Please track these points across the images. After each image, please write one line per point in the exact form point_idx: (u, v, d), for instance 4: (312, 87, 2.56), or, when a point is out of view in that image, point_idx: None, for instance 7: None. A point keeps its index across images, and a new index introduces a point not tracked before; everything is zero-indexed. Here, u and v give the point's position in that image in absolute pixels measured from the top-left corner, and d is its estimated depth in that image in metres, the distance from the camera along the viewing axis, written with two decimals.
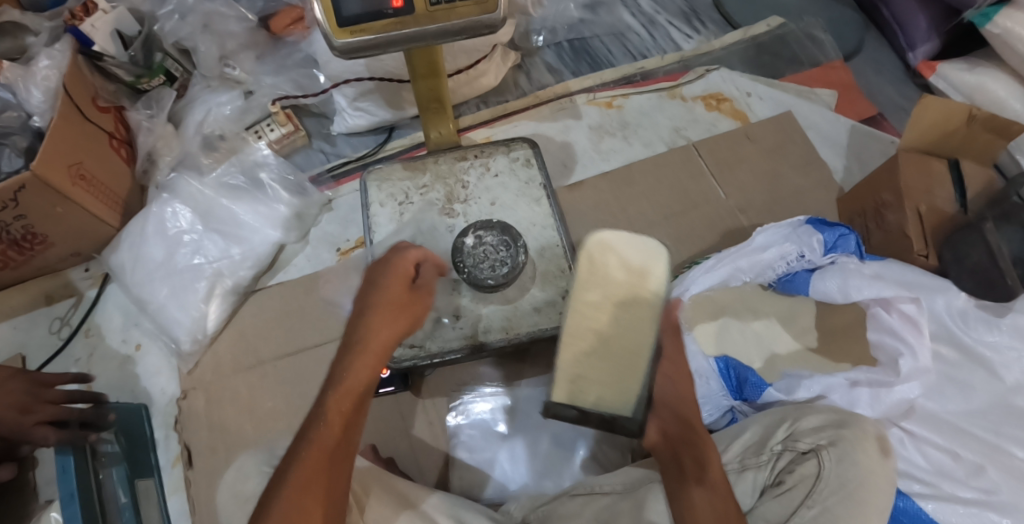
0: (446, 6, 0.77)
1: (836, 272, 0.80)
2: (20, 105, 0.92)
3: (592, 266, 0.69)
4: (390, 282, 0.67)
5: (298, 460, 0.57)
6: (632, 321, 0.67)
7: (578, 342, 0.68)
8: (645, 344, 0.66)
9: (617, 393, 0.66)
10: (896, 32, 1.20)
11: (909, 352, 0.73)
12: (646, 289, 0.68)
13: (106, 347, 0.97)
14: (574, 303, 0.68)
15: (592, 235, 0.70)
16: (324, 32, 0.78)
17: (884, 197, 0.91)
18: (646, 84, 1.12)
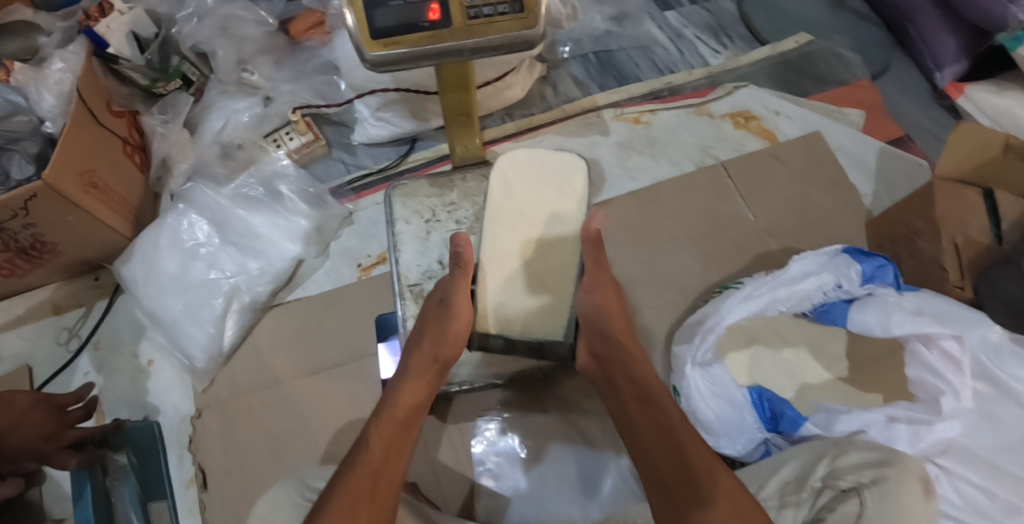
0: (484, 20, 0.73)
1: (876, 306, 0.79)
2: (31, 109, 0.86)
3: (516, 193, 0.77)
4: (429, 315, 0.73)
5: (345, 481, 0.60)
6: (551, 242, 0.76)
7: (500, 265, 0.75)
8: (564, 263, 0.75)
9: (531, 312, 0.74)
10: (922, 52, 1.13)
11: (951, 392, 0.72)
12: (563, 205, 0.76)
13: (116, 361, 0.93)
14: (501, 231, 0.76)
15: (501, 166, 0.78)
16: (355, 44, 0.74)
17: (917, 224, 0.89)
18: (673, 100, 1.10)
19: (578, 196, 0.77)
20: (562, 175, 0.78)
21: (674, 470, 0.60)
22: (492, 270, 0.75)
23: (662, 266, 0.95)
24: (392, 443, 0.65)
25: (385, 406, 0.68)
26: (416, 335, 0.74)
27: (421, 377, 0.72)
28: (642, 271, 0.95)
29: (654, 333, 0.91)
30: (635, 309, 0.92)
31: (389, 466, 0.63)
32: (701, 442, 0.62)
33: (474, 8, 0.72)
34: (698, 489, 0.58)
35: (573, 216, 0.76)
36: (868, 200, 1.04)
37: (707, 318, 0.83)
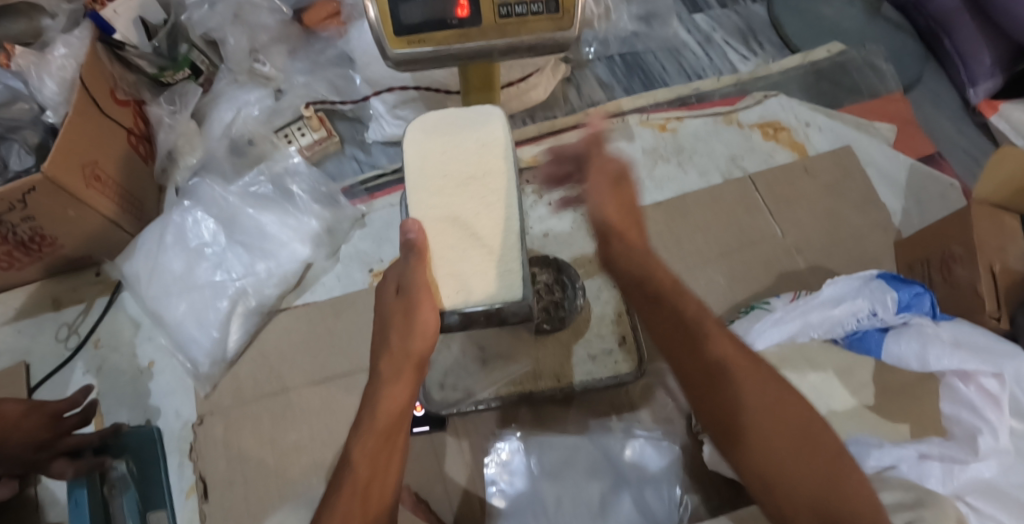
0: (517, 20, 0.69)
1: (913, 336, 0.75)
2: (32, 95, 0.82)
3: (432, 154, 0.61)
4: (389, 309, 0.60)
5: (330, 512, 0.52)
6: (483, 198, 0.60)
7: (440, 233, 0.59)
8: (507, 218, 0.60)
9: (484, 277, 0.57)
10: (956, 66, 1.10)
11: (988, 430, 0.68)
12: (489, 159, 0.61)
13: (117, 360, 0.90)
14: (424, 198, 0.60)
15: (410, 132, 0.63)
16: (377, 39, 0.69)
17: (953, 249, 0.86)
18: (702, 107, 1.06)
19: (503, 145, 0.62)
20: (476, 125, 0.63)
21: (709, 380, 0.51)
22: (435, 241, 0.59)
23: (687, 282, 0.92)
24: (382, 456, 0.56)
25: (365, 418, 0.58)
26: (379, 336, 0.61)
27: (400, 377, 0.59)
28: None
29: None
30: None
31: (378, 482, 0.55)
32: (730, 341, 0.53)
33: (506, 7, 0.68)
34: (741, 402, 0.49)
35: (505, 168, 0.61)
36: (897, 218, 1.00)
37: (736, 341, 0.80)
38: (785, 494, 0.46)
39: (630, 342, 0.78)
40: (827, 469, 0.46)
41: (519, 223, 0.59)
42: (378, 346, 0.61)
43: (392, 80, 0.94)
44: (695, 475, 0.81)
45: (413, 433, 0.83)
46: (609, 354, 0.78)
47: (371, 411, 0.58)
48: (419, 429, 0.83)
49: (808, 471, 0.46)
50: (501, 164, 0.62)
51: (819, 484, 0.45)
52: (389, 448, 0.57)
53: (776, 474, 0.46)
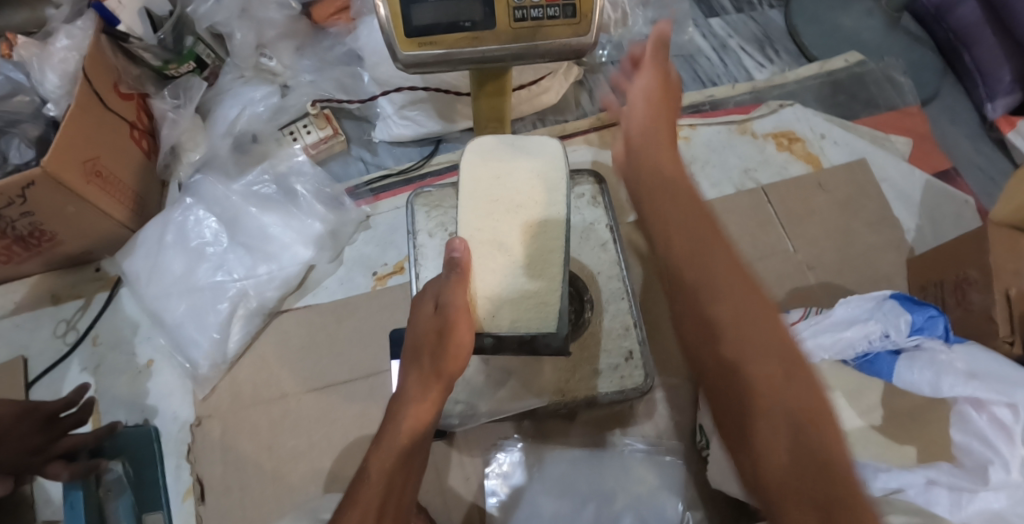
0: (531, 24, 0.67)
1: (926, 362, 0.73)
2: (33, 88, 0.80)
3: (484, 178, 0.61)
4: (423, 326, 0.60)
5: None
6: (534, 223, 0.60)
7: (486, 256, 0.59)
8: (550, 249, 0.59)
9: (515, 300, 0.58)
10: (975, 82, 1.07)
11: (1000, 462, 0.65)
12: (540, 192, 0.60)
13: (115, 359, 0.89)
14: (473, 215, 0.60)
15: (468, 151, 0.63)
16: (386, 40, 0.67)
17: (969, 273, 0.85)
18: (715, 115, 1.04)
19: (557, 179, 0.61)
20: (532, 154, 0.63)
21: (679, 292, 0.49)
22: (475, 261, 0.59)
23: None
24: (396, 478, 0.57)
25: (388, 433, 0.59)
26: (407, 359, 0.62)
27: (426, 399, 0.60)
28: (673, 300, 0.90)
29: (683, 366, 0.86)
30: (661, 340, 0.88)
31: (393, 501, 0.56)
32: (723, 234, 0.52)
33: (522, 10, 0.66)
34: (703, 317, 0.47)
35: (555, 201, 0.60)
36: (910, 235, 0.98)
37: None
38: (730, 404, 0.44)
39: (638, 356, 0.77)
40: (789, 341, 0.46)
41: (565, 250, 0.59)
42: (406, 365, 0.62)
43: (400, 81, 0.92)
44: (698, 494, 0.80)
45: None
46: (615, 369, 0.76)
47: (395, 430, 0.59)
48: None
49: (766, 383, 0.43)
50: (552, 199, 0.60)
51: (784, 353, 0.45)
52: (403, 474, 0.58)
53: (726, 387, 0.45)
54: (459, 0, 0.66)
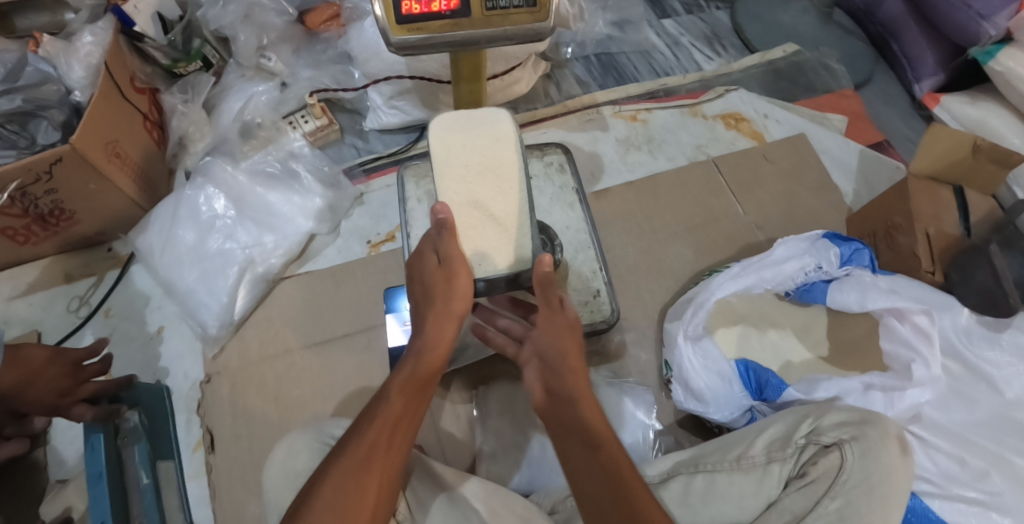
0: (501, 12, 0.78)
1: (854, 285, 0.87)
2: (60, 78, 0.89)
3: (454, 147, 0.68)
4: (432, 275, 0.67)
5: (360, 438, 0.57)
6: (501, 187, 0.68)
7: (466, 223, 0.68)
8: (516, 203, 0.68)
9: (490, 259, 0.67)
10: (904, 67, 1.19)
11: (922, 361, 0.80)
12: (502, 153, 0.68)
13: (127, 328, 0.95)
14: (449, 184, 0.67)
15: (436, 124, 0.69)
16: (381, 28, 0.78)
17: (895, 219, 0.95)
18: (669, 100, 1.16)
19: (513, 140, 0.69)
20: (492, 122, 0.69)
21: (557, 384, 0.65)
22: (460, 223, 0.68)
23: (658, 253, 1.01)
24: (411, 401, 0.61)
25: (409, 364, 0.64)
26: (418, 301, 0.68)
27: (442, 338, 0.66)
28: (638, 257, 1.00)
29: (649, 310, 0.96)
30: (629, 291, 0.98)
31: (406, 421, 0.60)
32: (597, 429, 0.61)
33: (492, 1, 0.77)
34: (569, 389, 0.64)
35: (513, 162, 0.69)
36: (848, 198, 1.09)
37: (698, 294, 0.90)
38: (579, 435, 0.60)
39: (603, 294, 0.88)
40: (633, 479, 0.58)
41: (528, 210, 0.68)
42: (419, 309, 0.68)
43: (387, 73, 1.02)
44: (668, 422, 0.90)
45: None
46: (585, 304, 0.88)
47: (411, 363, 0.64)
48: None
49: (594, 444, 0.60)
50: (513, 157, 0.69)
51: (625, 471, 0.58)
52: (417, 400, 0.62)
53: (580, 455, 0.59)
54: None
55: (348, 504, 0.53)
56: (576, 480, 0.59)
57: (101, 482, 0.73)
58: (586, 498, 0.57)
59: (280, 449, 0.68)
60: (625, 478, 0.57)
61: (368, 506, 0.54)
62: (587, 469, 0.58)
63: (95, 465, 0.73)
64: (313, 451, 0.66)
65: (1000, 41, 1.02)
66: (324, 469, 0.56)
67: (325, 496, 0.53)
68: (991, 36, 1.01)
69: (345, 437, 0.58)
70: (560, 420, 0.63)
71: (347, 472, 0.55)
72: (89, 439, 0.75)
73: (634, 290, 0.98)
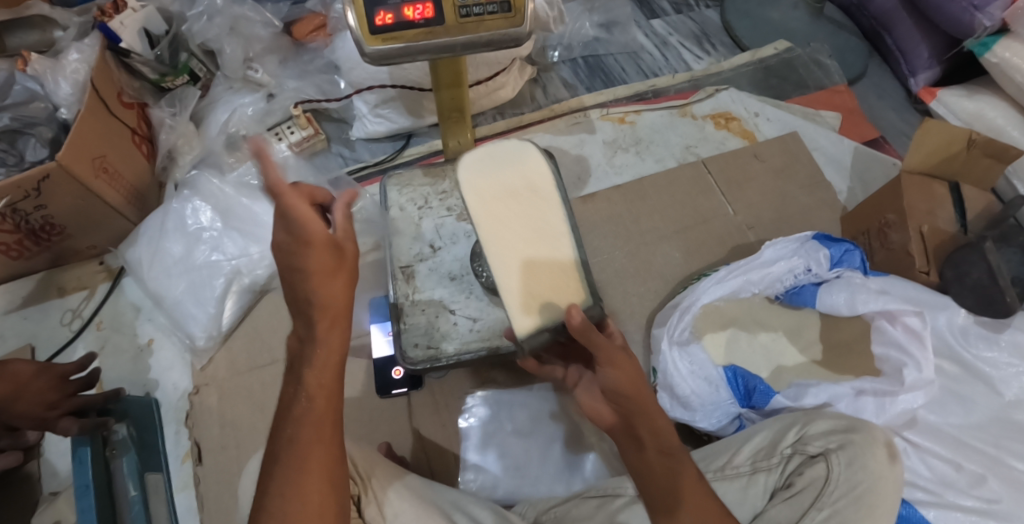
0: (475, 18, 0.75)
1: (843, 287, 0.85)
2: (47, 96, 0.90)
3: (487, 188, 0.67)
4: (307, 247, 0.55)
5: (288, 439, 0.50)
6: (543, 223, 0.66)
7: (514, 270, 0.64)
8: (562, 237, 0.66)
9: (548, 307, 0.64)
10: (899, 60, 1.17)
11: (913, 364, 0.77)
12: (539, 188, 0.68)
13: (118, 340, 0.97)
14: (490, 231, 0.65)
15: (464, 168, 0.68)
16: (355, 39, 0.75)
17: (888, 217, 0.93)
18: (657, 102, 1.15)
19: (547, 174, 0.68)
20: (520, 158, 0.69)
21: (626, 410, 0.59)
22: (508, 266, 0.65)
23: (645, 256, 0.99)
24: (330, 392, 0.52)
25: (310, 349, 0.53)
26: (296, 273, 0.54)
27: (337, 314, 0.54)
28: (626, 260, 0.99)
29: (636, 315, 0.95)
30: (617, 296, 0.96)
31: (328, 407, 0.52)
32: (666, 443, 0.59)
33: (465, 8, 0.74)
34: (643, 407, 0.59)
35: (552, 196, 0.68)
36: (842, 196, 1.07)
37: (684, 298, 0.88)
38: (652, 442, 0.59)
39: None
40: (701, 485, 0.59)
41: (576, 248, 0.66)
42: (301, 279, 0.54)
43: (370, 82, 1.02)
44: None
45: (393, 395, 0.89)
46: None
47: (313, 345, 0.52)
48: (398, 391, 0.90)
49: (667, 451, 0.59)
50: (550, 190, 0.68)
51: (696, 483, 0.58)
52: (332, 384, 0.53)
53: (651, 462, 0.59)
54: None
55: (296, 516, 0.48)
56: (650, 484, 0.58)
57: (87, 495, 0.71)
58: (654, 502, 0.59)
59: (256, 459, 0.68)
60: (687, 484, 0.58)
61: (315, 512, 0.48)
62: (658, 473, 0.58)
63: (83, 477, 0.72)
64: None
65: (996, 32, 1.00)
66: (264, 483, 0.50)
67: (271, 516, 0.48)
68: (986, 27, 0.98)
69: (272, 450, 0.51)
70: (634, 435, 0.59)
71: (286, 490, 0.48)
72: (78, 451, 0.73)
73: (622, 294, 0.97)
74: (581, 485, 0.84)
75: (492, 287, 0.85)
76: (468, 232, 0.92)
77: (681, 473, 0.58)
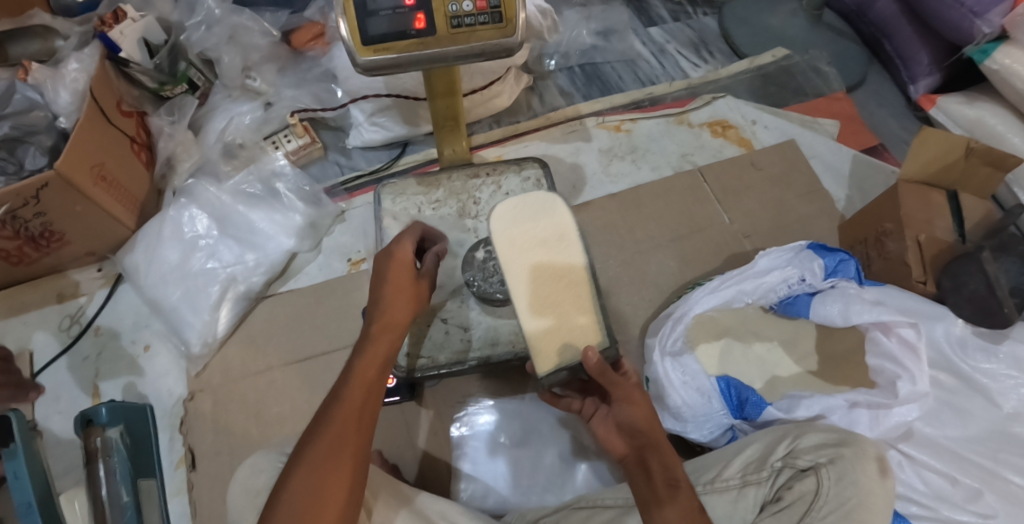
0: (466, 28, 0.71)
1: (837, 297, 0.84)
2: (46, 105, 0.92)
3: (517, 240, 0.70)
4: (390, 269, 0.67)
5: (329, 417, 0.55)
6: (565, 273, 0.70)
7: (537, 320, 0.68)
8: (583, 288, 0.70)
9: (568, 349, 0.68)
10: (898, 67, 1.16)
11: (908, 377, 0.76)
12: (565, 241, 0.71)
13: (115, 347, 0.97)
14: (517, 281, 0.69)
15: (496, 219, 0.71)
16: (346, 48, 0.71)
17: (885, 226, 0.92)
18: (654, 110, 1.14)
19: (573, 226, 0.71)
20: (547, 211, 0.72)
21: (639, 440, 0.61)
22: (529, 313, 0.68)
23: (639, 265, 0.99)
24: (372, 388, 0.58)
25: (367, 348, 0.61)
26: (378, 281, 0.66)
27: (393, 327, 0.63)
28: (620, 270, 0.98)
29: (630, 325, 0.95)
30: (611, 306, 0.96)
31: (370, 401, 0.58)
32: (673, 473, 0.58)
33: (456, 18, 0.71)
34: (655, 440, 0.61)
35: (576, 249, 0.70)
36: (840, 205, 1.05)
37: (677, 309, 0.88)
38: (660, 473, 0.58)
39: None
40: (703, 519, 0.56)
41: (595, 296, 0.70)
42: (381, 288, 0.65)
43: (366, 90, 1.03)
44: None
45: (385, 403, 0.89)
46: None
47: (369, 348, 0.61)
48: (390, 399, 0.89)
49: (673, 483, 0.57)
50: (575, 244, 0.71)
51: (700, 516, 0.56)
52: (375, 383, 0.59)
53: (657, 491, 0.57)
54: (405, 7, 0.70)
55: (319, 487, 0.51)
56: (654, 515, 0.56)
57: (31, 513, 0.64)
58: None
59: (243, 468, 0.68)
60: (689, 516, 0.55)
61: (337, 489, 0.51)
62: (662, 499, 0.56)
63: (24, 493, 0.65)
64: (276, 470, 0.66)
65: (996, 39, 0.99)
66: (295, 455, 0.53)
67: (300, 485, 0.51)
68: (985, 34, 0.97)
69: (312, 427, 0.55)
70: (644, 465, 0.59)
71: (316, 465, 0.52)
72: (9, 465, 0.65)
73: (615, 303, 0.96)
74: (572, 495, 0.84)
75: (484, 295, 0.85)
76: (461, 241, 0.92)
77: (684, 505, 0.56)
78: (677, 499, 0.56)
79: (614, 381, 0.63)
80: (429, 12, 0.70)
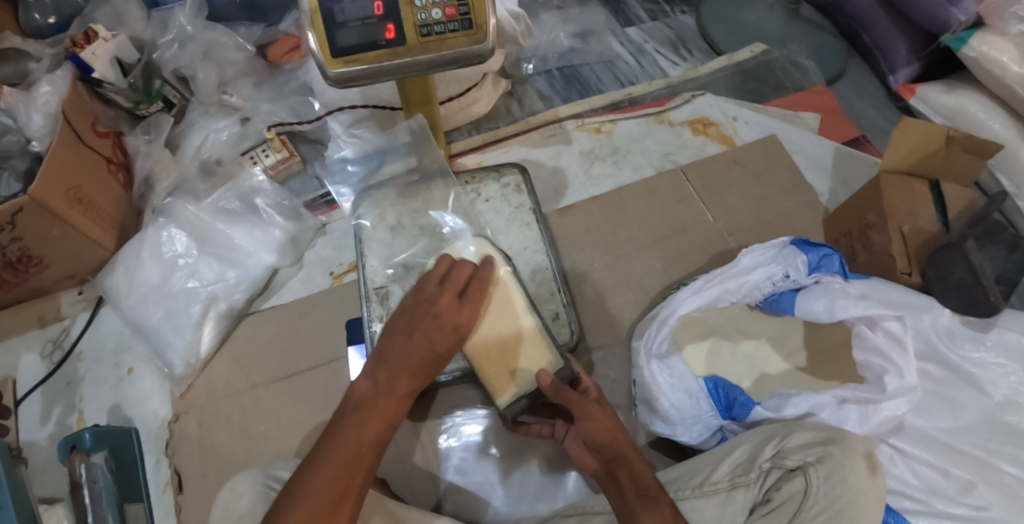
0: (437, 37, 0.71)
1: (822, 293, 0.84)
2: (20, 129, 0.91)
3: None
4: (434, 314, 0.62)
5: (334, 448, 0.55)
6: (502, 304, 0.72)
7: (487, 352, 0.70)
8: (521, 311, 0.72)
9: (521, 376, 0.70)
10: (877, 58, 1.15)
11: (895, 371, 0.76)
12: (494, 274, 0.73)
13: (97, 371, 0.96)
14: None
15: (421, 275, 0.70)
16: (316, 62, 0.70)
17: (868, 218, 0.91)
18: (634, 110, 1.14)
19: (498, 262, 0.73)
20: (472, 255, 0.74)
21: (603, 455, 0.63)
22: (478, 346, 0.70)
23: (623, 266, 0.98)
24: (385, 429, 0.58)
25: (388, 389, 0.59)
26: (416, 325, 0.61)
27: (422, 373, 0.61)
28: (604, 272, 0.98)
29: (616, 328, 0.94)
30: (597, 309, 0.95)
31: (378, 440, 0.57)
32: (642, 480, 0.60)
33: (426, 27, 0.70)
34: (622, 452, 0.63)
35: (505, 279, 0.73)
36: (824, 198, 1.05)
37: (661, 310, 0.88)
38: (628, 484, 0.60)
39: (564, 316, 0.86)
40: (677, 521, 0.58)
41: (534, 313, 0.72)
42: (415, 333, 0.61)
43: (342, 102, 1.03)
44: (641, 444, 0.87)
45: None
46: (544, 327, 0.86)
47: (390, 391, 0.59)
48: None
49: (644, 492, 0.59)
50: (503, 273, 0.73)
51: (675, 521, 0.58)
52: (388, 425, 0.58)
53: (627, 502, 0.58)
54: (374, 19, 0.69)
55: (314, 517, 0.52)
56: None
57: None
58: None
59: (224, 491, 0.68)
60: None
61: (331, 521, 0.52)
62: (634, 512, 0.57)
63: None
64: (257, 494, 0.65)
65: (972, 27, 0.99)
66: (296, 480, 0.54)
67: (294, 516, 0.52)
68: (961, 21, 0.97)
69: (315, 454, 0.56)
70: (613, 477, 0.61)
71: (311, 518, 0.51)
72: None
73: (601, 306, 0.95)
74: (563, 502, 0.83)
75: None
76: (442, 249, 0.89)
77: (656, 513, 0.57)
78: (647, 509, 0.57)
79: (571, 399, 0.65)
80: (398, 22, 0.70)
